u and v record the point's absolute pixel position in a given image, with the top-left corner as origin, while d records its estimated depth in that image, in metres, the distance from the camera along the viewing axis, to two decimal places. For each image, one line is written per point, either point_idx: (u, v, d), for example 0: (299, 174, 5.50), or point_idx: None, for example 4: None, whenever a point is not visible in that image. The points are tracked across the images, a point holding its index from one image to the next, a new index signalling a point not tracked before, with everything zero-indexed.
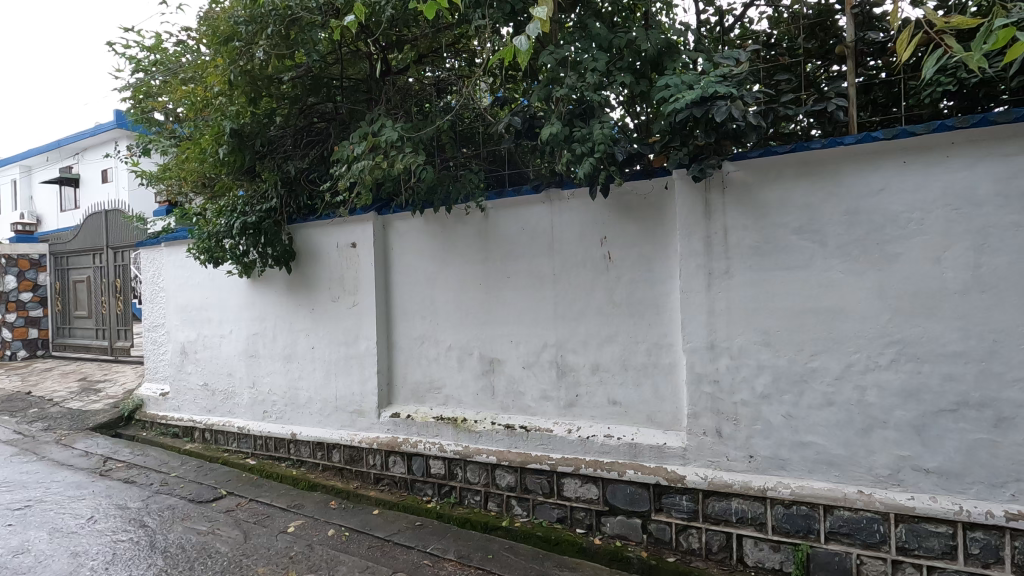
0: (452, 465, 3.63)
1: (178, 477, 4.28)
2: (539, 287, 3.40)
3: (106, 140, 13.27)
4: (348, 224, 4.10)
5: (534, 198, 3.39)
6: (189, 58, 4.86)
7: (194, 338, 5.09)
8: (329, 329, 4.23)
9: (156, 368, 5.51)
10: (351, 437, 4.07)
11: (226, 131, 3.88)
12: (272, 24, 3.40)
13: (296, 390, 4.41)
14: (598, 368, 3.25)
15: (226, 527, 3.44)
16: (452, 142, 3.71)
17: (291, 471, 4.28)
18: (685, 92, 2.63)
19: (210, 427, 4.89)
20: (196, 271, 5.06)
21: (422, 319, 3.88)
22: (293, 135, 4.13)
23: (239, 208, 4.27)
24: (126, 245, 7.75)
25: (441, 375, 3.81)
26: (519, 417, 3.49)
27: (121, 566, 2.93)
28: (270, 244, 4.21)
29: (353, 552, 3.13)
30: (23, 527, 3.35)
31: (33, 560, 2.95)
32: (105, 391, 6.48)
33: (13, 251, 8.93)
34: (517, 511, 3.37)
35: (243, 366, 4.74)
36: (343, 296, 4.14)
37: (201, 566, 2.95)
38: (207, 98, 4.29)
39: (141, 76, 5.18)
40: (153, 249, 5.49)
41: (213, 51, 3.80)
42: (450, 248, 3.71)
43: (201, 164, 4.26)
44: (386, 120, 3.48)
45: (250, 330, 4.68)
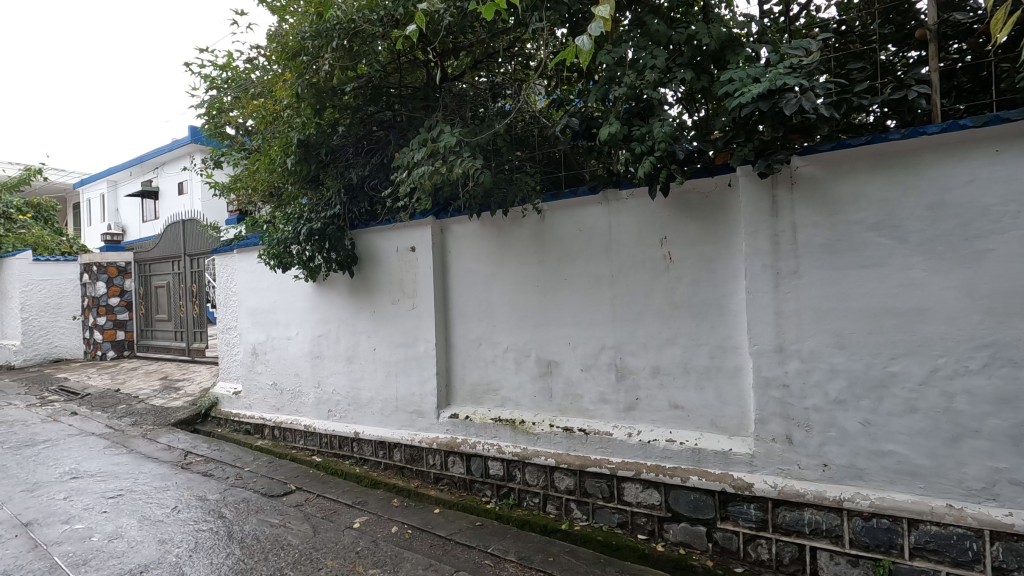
0: (511, 466, 3.65)
1: (251, 472, 4.50)
2: (597, 289, 3.37)
3: (182, 154, 14.22)
4: (408, 228, 4.20)
5: (590, 199, 3.36)
6: (258, 75, 5.13)
7: (264, 340, 5.34)
8: (389, 331, 4.35)
9: (229, 369, 5.83)
10: (411, 437, 4.16)
11: (294, 142, 4.07)
12: (337, 38, 3.52)
13: (358, 390, 4.56)
14: (658, 370, 3.18)
15: (297, 521, 3.59)
16: (509, 145, 3.69)
17: (354, 469, 4.42)
18: (751, 86, 2.54)
19: (279, 425, 5.12)
20: (265, 276, 5.32)
21: (479, 321, 3.92)
22: (354, 144, 4.26)
23: (305, 215, 4.45)
24: (201, 253, 8.25)
25: (498, 377, 3.83)
26: (577, 420, 3.47)
27: (203, 554, 3.11)
28: (334, 249, 4.35)
29: (416, 550, 3.19)
30: (117, 514, 3.62)
31: (126, 546, 3.18)
32: (184, 389, 6.92)
33: (103, 259, 9.69)
34: (576, 514, 3.35)
35: (309, 366, 4.94)
36: (403, 299, 4.25)
37: (275, 557, 3.09)
38: (275, 111, 4.51)
39: (215, 93, 5.53)
40: (225, 255, 5.80)
41: (282, 66, 3.99)
42: (506, 251, 3.74)
43: (271, 174, 4.49)
44: (444, 126, 3.53)
45: (315, 332, 4.87)
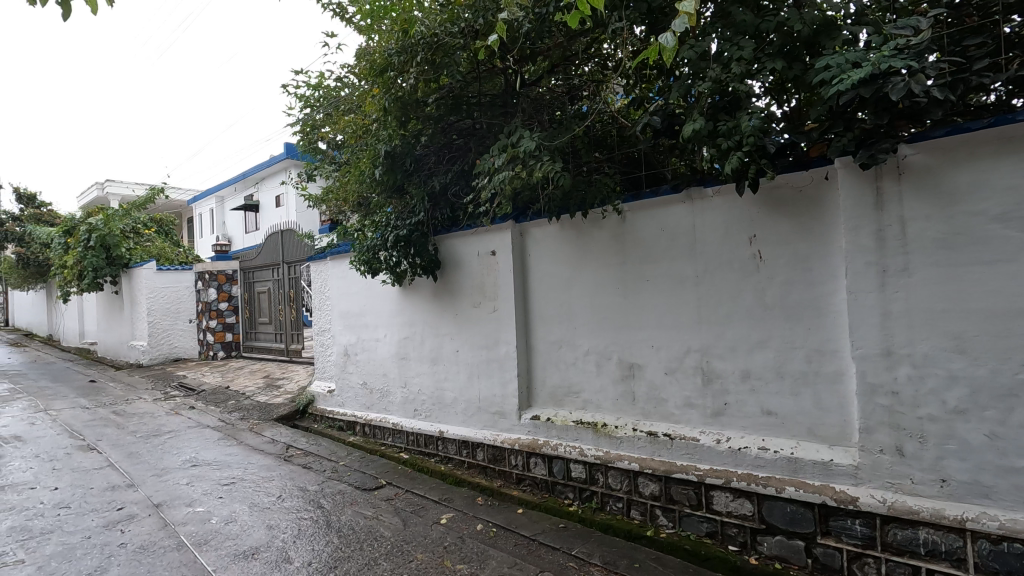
0: (593, 469, 3.62)
1: (345, 466, 4.78)
2: (680, 290, 3.28)
3: (279, 169, 15.37)
4: (489, 233, 4.29)
5: (673, 198, 3.28)
6: (348, 92, 5.46)
7: (354, 342, 5.66)
8: (471, 333, 4.46)
9: (323, 368, 6.22)
10: (494, 437, 4.24)
11: (381, 154, 4.29)
12: (421, 52, 3.68)
13: (442, 390, 4.72)
14: (748, 375, 3.05)
15: (388, 514, 3.77)
16: (587, 146, 3.68)
17: (440, 467, 4.56)
18: (850, 72, 2.38)
19: (369, 422, 5.40)
20: (355, 281, 5.65)
21: (559, 324, 3.93)
22: (436, 153, 4.41)
23: (391, 223, 4.64)
24: (297, 260, 8.88)
25: (579, 379, 3.82)
26: (661, 425, 3.39)
27: (306, 540, 3.34)
28: (419, 254, 4.57)
29: (501, 548, 3.25)
30: (231, 500, 3.97)
31: (239, 529, 3.48)
32: (284, 387, 7.47)
33: (214, 268, 10.66)
34: (662, 521, 3.26)
35: (396, 366, 5.18)
36: (484, 302, 4.35)
37: (369, 547, 3.26)
38: (364, 125, 4.77)
39: (309, 111, 5.94)
40: (319, 262, 6.19)
41: (370, 82, 4.22)
42: (586, 253, 3.73)
43: (360, 185, 4.75)
44: (524, 131, 3.57)
45: (401, 334, 5.10)
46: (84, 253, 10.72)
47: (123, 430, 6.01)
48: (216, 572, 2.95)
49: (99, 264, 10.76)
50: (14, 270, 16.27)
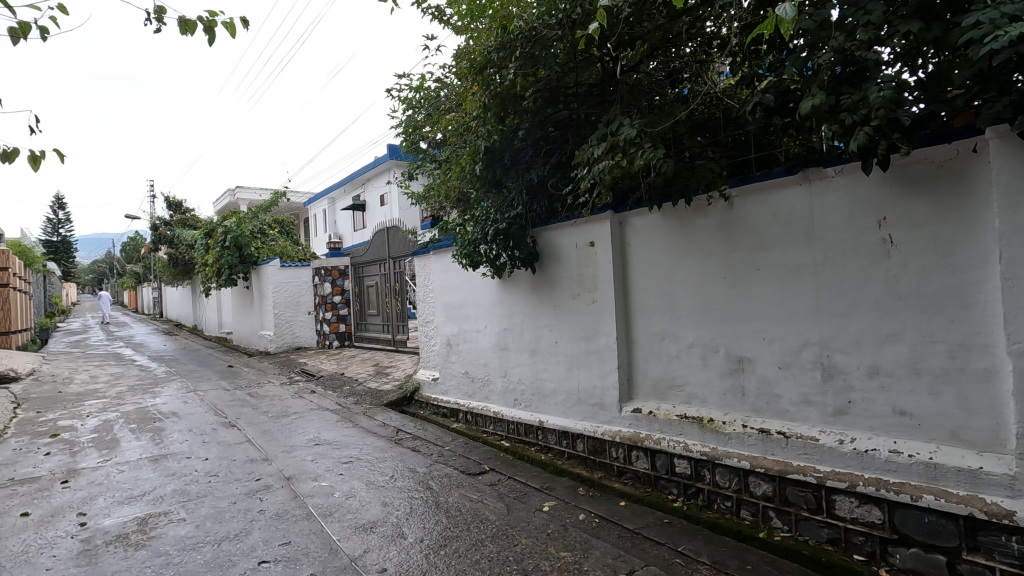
0: (699, 465, 3.50)
1: (450, 451, 5.00)
2: (796, 279, 3.07)
3: (383, 170, 16.32)
4: (588, 224, 4.27)
5: (787, 180, 3.07)
6: (448, 93, 5.66)
7: (457, 332, 5.89)
8: (570, 325, 4.47)
9: (428, 358, 6.54)
10: (594, 428, 4.23)
11: (481, 150, 4.38)
12: (520, 47, 3.72)
13: (542, 381, 4.78)
14: (876, 371, 2.79)
15: (492, 498, 3.90)
16: (690, 131, 3.53)
17: (540, 456, 4.63)
18: (1007, 27, 2.08)
19: (471, 410, 5.60)
20: (456, 274, 5.86)
21: (662, 315, 3.83)
22: (534, 146, 4.39)
23: (490, 217, 4.76)
24: (402, 255, 9.38)
25: (683, 372, 3.70)
26: (774, 422, 3.20)
27: (417, 518, 3.55)
28: (518, 246, 4.64)
29: (605, 539, 3.24)
30: (350, 477, 4.31)
31: (358, 504, 3.78)
32: (392, 375, 7.96)
33: (328, 264, 11.56)
34: (776, 523, 3.09)
35: (496, 357, 5.32)
36: (583, 293, 4.33)
37: (476, 528, 3.40)
38: (463, 123, 4.92)
39: (412, 113, 6.23)
40: (422, 257, 6.49)
41: (470, 80, 4.33)
42: (690, 242, 3.59)
43: (460, 181, 4.90)
44: (623, 119, 3.49)
45: (501, 326, 5.23)
46: (222, 253, 12.07)
47: (257, 410, 6.70)
48: (340, 542, 3.23)
49: (233, 262, 12.06)
50: (167, 268, 18.74)
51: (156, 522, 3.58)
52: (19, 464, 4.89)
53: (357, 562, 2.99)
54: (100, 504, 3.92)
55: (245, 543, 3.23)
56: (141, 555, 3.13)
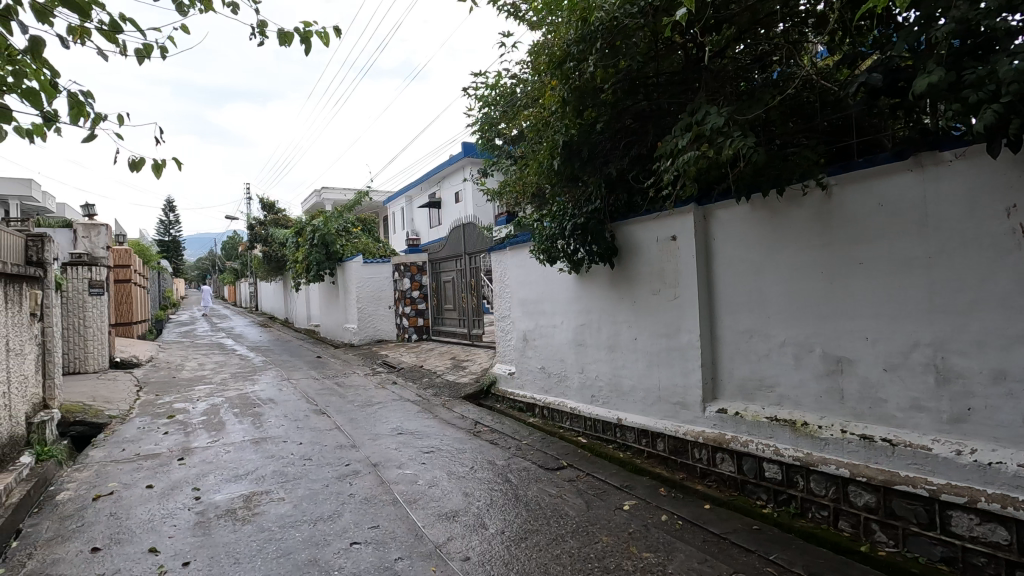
0: (792, 471, 3.31)
1: (528, 445, 5.04)
2: (906, 274, 2.82)
3: (459, 167, 16.73)
4: (669, 217, 4.14)
5: (895, 166, 2.83)
6: (525, 89, 5.68)
7: (533, 327, 5.92)
8: (651, 321, 4.37)
9: (504, 352, 6.62)
10: (676, 428, 4.11)
11: (559, 144, 4.30)
12: (601, 39, 3.65)
13: (620, 378, 4.71)
14: (1003, 376, 2.51)
15: (571, 494, 3.89)
16: (783, 116, 3.34)
17: (618, 454, 4.56)
18: None
19: (548, 405, 5.61)
20: (533, 269, 5.89)
21: (749, 312, 3.65)
22: (612, 139, 4.29)
23: (567, 212, 4.74)
24: (478, 251, 9.57)
25: (773, 372, 3.51)
26: (878, 428, 2.96)
27: (498, 509, 3.62)
28: (596, 241, 4.58)
29: (689, 542, 3.15)
30: (432, 467, 4.46)
31: (440, 493, 3.90)
32: (469, 368, 8.14)
33: (406, 261, 12.18)
34: (880, 537, 2.87)
35: (573, 352, 5.30)
36: (664, 289, 4.21)
37: (556, 523, 3.41)
38: (540, 118, 4.92)
39: (487, 111, 6.30)
40: (499, 253, 6.56)
41: (549, 75, 4.29)
42: (782, 234, 3.39)
43: (536, 177, 4.83)
44: (710, 107, 3.34)
45: (578, 321, 5.20)
46: (311, 250, 12.91)
47: (344, 399, 7.08)
48: (425, 528, 3.35)
49: (320, 259, 12.84)
50: (262, 265, 20.20)
51: (259, 499, 3.87)
52: (143, 441, 5.45)
53: (442, 549, 3.09)
54: (211, 481, 4.30)
55: (338, 524, 3.42)
56: (247, 529, 3.40)
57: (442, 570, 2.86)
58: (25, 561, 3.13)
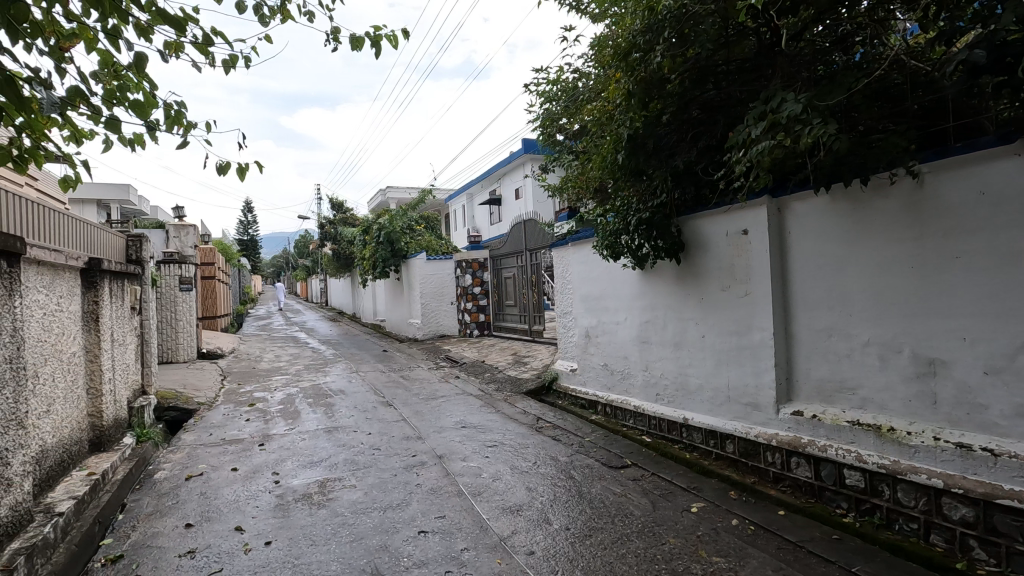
0: (876, 479, 3.11)
1: (591, 442, 5.00)
2: (1011, 269, 2.58)
3: (519, 164, 16.81)
4: (741, 210, 3.98)
5: (1000, 151, 2.59)
6: (588, 82, 5.62)
7: (595, 324, 5.86)
8: (720, 318, 4.22)
9: (565, 348, 6.59)
10: (747, 429, 3.95)
11: (623, 138, 4.17)
12: (669, 28, 3.53)
13: (687, 377, 4.58)
14: None
15: (636, 493, 3.83)
16: (868, 100, 3.13)
17: (684, 454, 4.44)
18: None
19: (610, 402, 5.54)
20: (595, 265, 5.83)
21: (828, 310, 3.45)
22: (679, 131, 4.15)
23: (632, 206, 4.64)
24: (539, 247, 9.56)
25: (856, 374, 3.30)
26: (978, 436, 2.72)
27: (561, 505, 3.62)
28: (661, 236, 4.48)
29: (762, 548, 3.02)
30: (495, 460, 4.52)
31: (504, 487, 3.94)
32: (530, 364, 8.18)
33: (468, 257, 12.30)
34: (978, 555, 2.64)
35: (637, 350, 5.21)
36: (735, 285, 4.06)
37: (621, 522, 3.36)
38: (604, 112, 4.84)
39: (549, 106, 6.27)
40: (561, 249, 6.53)
41: (613, 67, 4.22)
42: (866, 226, 3.18)
43: (599, 172, 4.72)
44: (786, 93, 3.17)
45: (643, 318, 5.10)
46: (377, 248, 13.36)
47: (409, 392, 7.30)
48: (490, 521, 3.39)
49: (386, 256, 13.26)
50: (332, 262, 21.13)
51: (333, 485, 4.06)
52: (228, 427, 5.85)
53: (507, 542, 3.13)
54: (288, 466, 4.55)
55: (406, 513, 3.53)
56: (323, 513, 3.58)
57: (507, 563, 2.89)
58: (129, 533, 3.44)
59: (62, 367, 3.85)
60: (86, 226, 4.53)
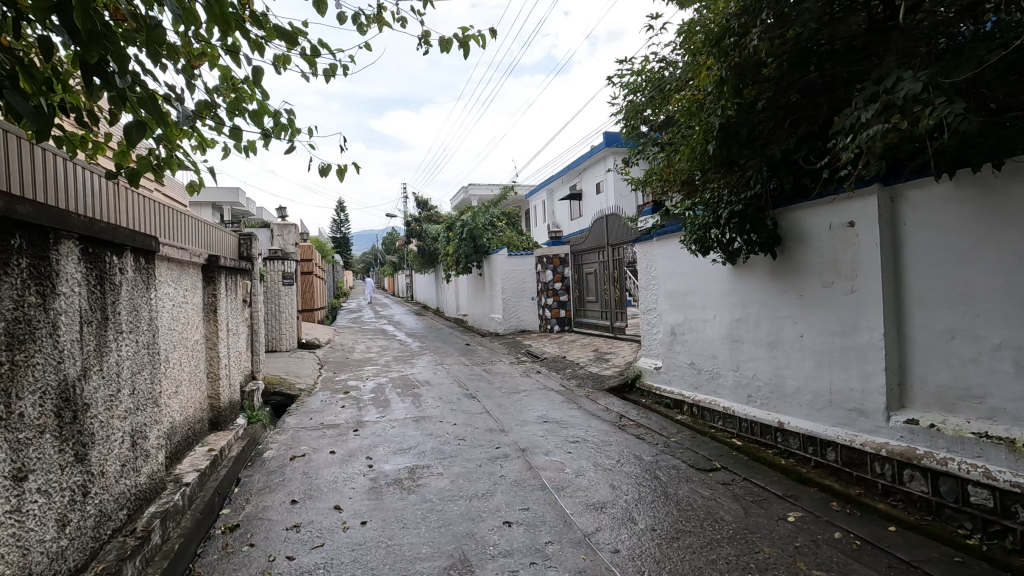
0: (1007, 498, 2.79)
1: (677, 443, 4.86)
2: None
3: (601, 158, 16.59)
4: (847, 200, 3.69)
5: None
6: (677, 71, 5.44)
7: (682, 321, 5.68)
8: (821, 317, 3.95)
9: (650, 346, 6.44)
10: (851, 437, 3.68)
11: (714, 127, 3.96)
12: (767, 7, 3.31)
13: (782, 378, 4.34)
14: None
15: (727, 498, 3.67)
16: (1003, 75, 2.78)
17: (779, 460, 4.20)
18: None
19: (698, 402, 5.35)
20: (683, 260, 5.64)
21: (950, 309, 3.12)
22: (776, 118, 3.90)
23: (724, 199, 4.44)
24: (622, 242, 9.38)
25: (983, 381, 2.97)
26: None
27: (647, 505, 3.55)
28: (755, 230, 4.24)
29: (870, 565, 2.80)
30: (578, 456, 4.51)
31: (587, 483, 3.93)
32: (612, 361, 8.07)
33: (550, 252, 12.14)
34: None
35: (727, 349, 4.99)
36: (839, 282, 3.77)
37: (711, 527, 3.25)
38: (693, 101, 4.65)
39: (633, 98, 6.12)
40: (646, 244, 6.37)
41: (705, 54, 4.05)
42: (999, 216, 2.85)
43: (688, 164, 4.55)
44: (903, 72, 2.90)
45: (734, 316, 4.87)
46: (460, 244, 13.70)
47: (492, 385, 7.45)
48: (574, 516, 3.40)
49: (469, 251, 13.58)
50: (417, 259, 21.96)
51: (422, 472, 4.24)
52: (326, 412, 6.26)
53: (591, 538, 3.12)
54: (381, 452, 4.80)
55: (491, 503, 3.62)
56: (413, 498, 3.75)
57: (592, 560, 2.88)
58: (244, 505, 3.79)
59: (187, 353, 4.29)
60: (205, 226, 5.00)
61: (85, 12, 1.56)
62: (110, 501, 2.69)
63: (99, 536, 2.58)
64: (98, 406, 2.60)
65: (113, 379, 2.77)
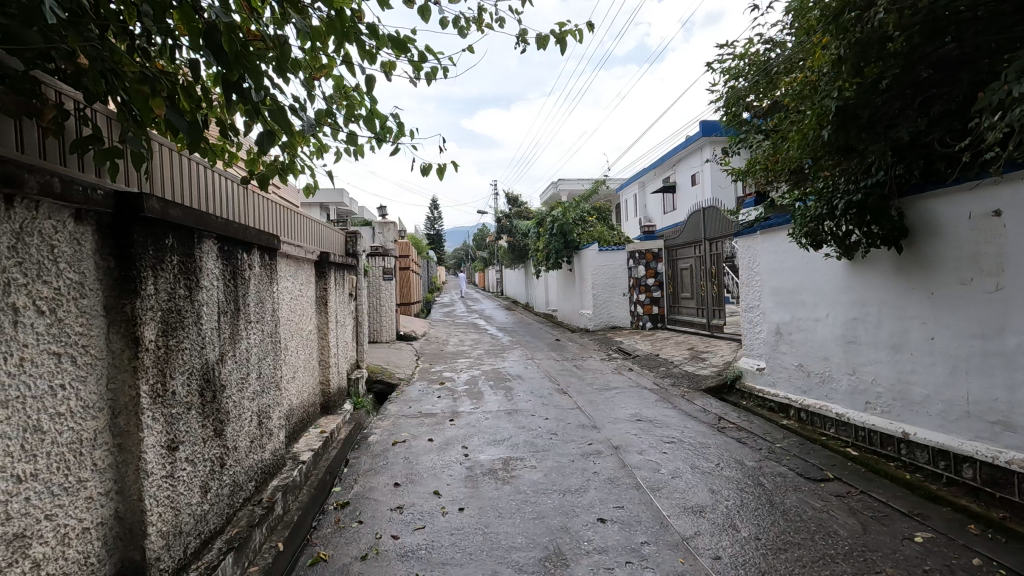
0: None
1: (782, 449, 4.57)
2: None
3: (698, 148, 15.90)
4: (992, 186, 3.27)
5: None
6: (785, 52, 5.08)
7: (789, 320, 5.32)
8: (957, 317, 3.53)
9: (752, 346, 6.09)
10: (995, 453, 3.26)
11: (830, 111, 3.66)
12: None
13: (908, 385, 3.94)
14: None
15: (842, 512, 3.40)
16: None
17: (902, 473, 3.82)
18: None
19: (807, 407, 4.99)
20: (790, 255, 5.28)
21: None
22: (904, 98, 3.53)
23: (839, 188, 4.09)
24: (720, 236, 8.94)
25: None
26: None
27: (750, 513, 3.38)
28: (877, 221, 3.87)
29: None
30: (674, 457, 4.39)
31: (684, 485, 3.82)
32: (709, 360, 7.73)
33: (643, 247, 11.88)
34: None
35: (842, 350, 4.61)
36: (981, 278, 3.36)
37: (823, 541, 3.02)
38: (804, 83, 4.33)
39: (735, 83, 5.80)
40: (748, 238, 6.03)
41: (821, 31, 3.75)
42: None
43: (798, 151, 4.24)
44: None
45: (850, 315, 4.49)
46: (551, 239, 13.74)
47: (583, 381, 7.42)
48: (670, 518, 3.31)
49: (559, 247, 13.58)
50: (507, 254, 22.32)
51: (515, 464, 4.32)
52: (423, 402, 6.56)
53: (689, 542, 3.03)
54: (476, 442, 4.96)
55: (585, 499, 3.62)
56: (507, 489, 3.84)
57: (691, 564, 2.80)
58: (353, 485, 4.08)
59: (302, 342, 4.67)
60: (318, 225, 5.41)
61: (230, 35, 1.74)
62: (241, 473, 3.00)
63: (233, 503, 2.89)
64: (231, 388, 2.90)
65: (243, 363, 3.07)
